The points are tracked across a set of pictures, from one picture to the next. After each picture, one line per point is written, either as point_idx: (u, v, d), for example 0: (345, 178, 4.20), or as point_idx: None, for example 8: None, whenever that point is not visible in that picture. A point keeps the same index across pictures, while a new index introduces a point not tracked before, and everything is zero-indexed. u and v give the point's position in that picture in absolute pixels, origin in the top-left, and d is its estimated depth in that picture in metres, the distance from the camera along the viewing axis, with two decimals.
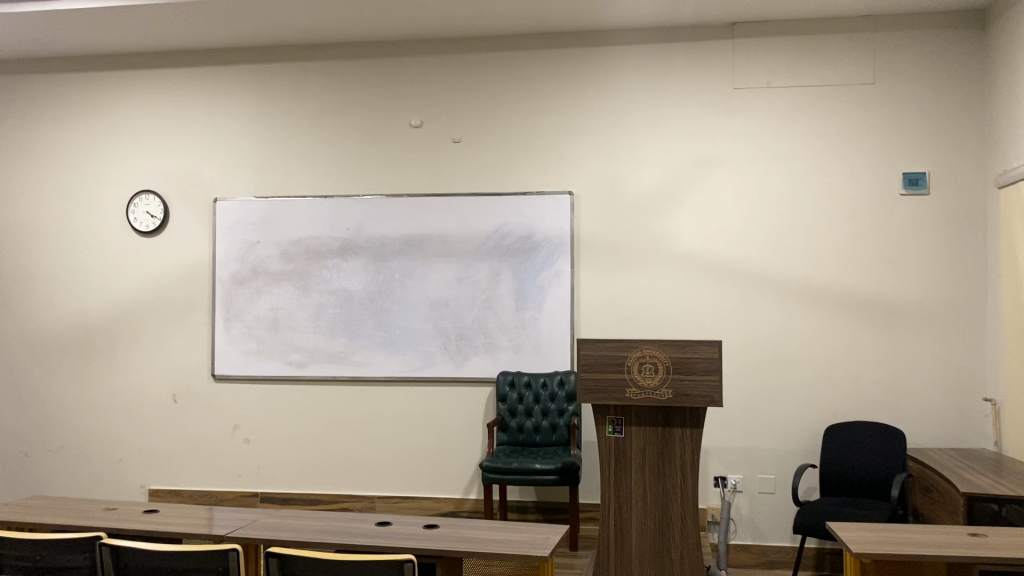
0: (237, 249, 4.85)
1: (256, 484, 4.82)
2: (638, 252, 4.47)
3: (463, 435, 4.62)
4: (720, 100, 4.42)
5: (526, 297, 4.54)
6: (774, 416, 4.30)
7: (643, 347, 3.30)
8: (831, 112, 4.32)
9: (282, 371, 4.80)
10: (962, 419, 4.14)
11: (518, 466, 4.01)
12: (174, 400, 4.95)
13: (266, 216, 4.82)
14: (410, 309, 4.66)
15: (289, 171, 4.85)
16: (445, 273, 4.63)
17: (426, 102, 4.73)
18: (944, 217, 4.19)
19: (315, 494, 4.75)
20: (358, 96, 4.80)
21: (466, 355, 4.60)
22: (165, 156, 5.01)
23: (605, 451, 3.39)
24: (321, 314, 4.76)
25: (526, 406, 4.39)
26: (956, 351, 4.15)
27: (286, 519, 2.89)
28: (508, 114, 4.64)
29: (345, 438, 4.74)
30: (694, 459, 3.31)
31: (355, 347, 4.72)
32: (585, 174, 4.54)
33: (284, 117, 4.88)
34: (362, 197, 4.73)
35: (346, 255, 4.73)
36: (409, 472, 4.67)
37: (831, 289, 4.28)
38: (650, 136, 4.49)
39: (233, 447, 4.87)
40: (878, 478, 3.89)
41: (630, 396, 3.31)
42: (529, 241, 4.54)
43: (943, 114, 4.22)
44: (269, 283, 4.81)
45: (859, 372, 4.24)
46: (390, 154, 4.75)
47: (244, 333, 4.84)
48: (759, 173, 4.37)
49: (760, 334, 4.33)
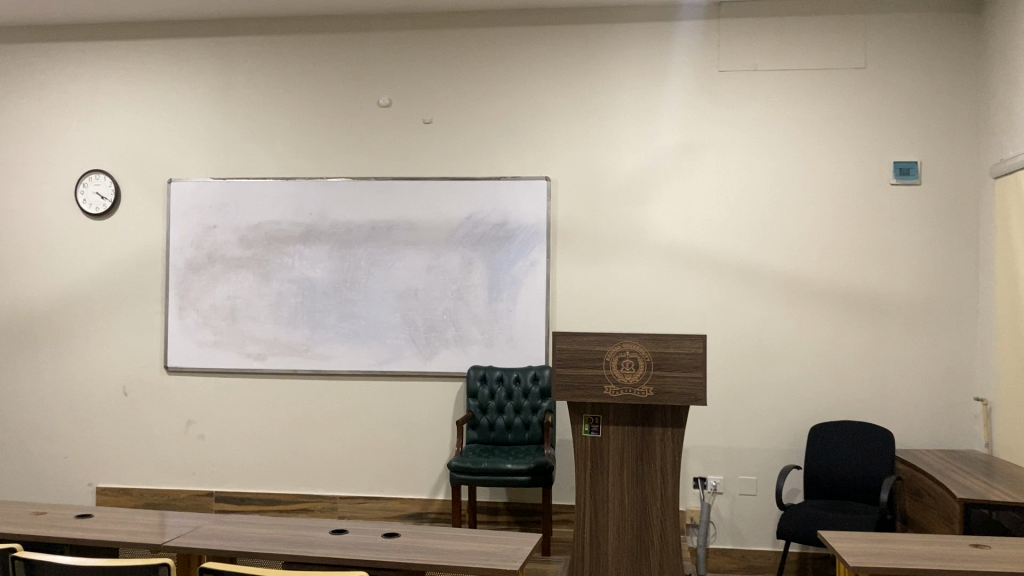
0: (193, 233, 4.57)
1: (211, 483, 4.55)
2: (616, 242, 4.26)
3: (431, 432, 4.38)
4: (705, 83, 4.21)
5: (498, 288, 4.31)
6: (756, 414, 4.12)
7: (623, 341, 3.08)
8: (819, 97, 4.13)
9: (240, 363, 4.53)
10: (951, 418, 3.97)
11: (488, 465, 3.78)
12: (124, 393, 4.66)
13: (223, 199, 4.54)
14: (376, 299, 4.41)
15: (249, 151, 4.58)
16: (413, 261, 4.38)
17: (396, 80, 4.47)
18: (935, 208, 4.02)
19: (274, 494, 4.49)
20: (323, 73, 4.53)
21: (435, 349, 4.36)
22: (117, 134, 4.71)
23: (581, 451, 3.18)
24: (281, 304, 4.49)
25: (498, 403, 4.16)
26: (947, 348, 3.99)
27: (233, 525, 2.63)
28: (482, 94, 4.40)
29: (306, 435, 4.48)
30: (675, 460, 3.10)
31: (317, 339, 4.46)
32: (562, 159, 4.31)
33: (245, 93, 4.60)
34: (326, 179, 4.46)
35: (309, 241, 4.46)
36: (374, 471, 4.42)
37: (818, 283, 4.10)
38: (631, 120, 4.27)
39: (186, 444, 4.59)
40: (866, 480, 3.71)
41: (608, 394, 3.09)
42: (503, 229, 4.30)
43: (936, 101, 4.04)
44: (226, 270, 4.54)
45: (846, 369, 4.06)
46: (357, 135, 4.49)
47: (199, 323, 4.56)
48: (744, 161, 4.17)
49: (744, 329, 4.14)
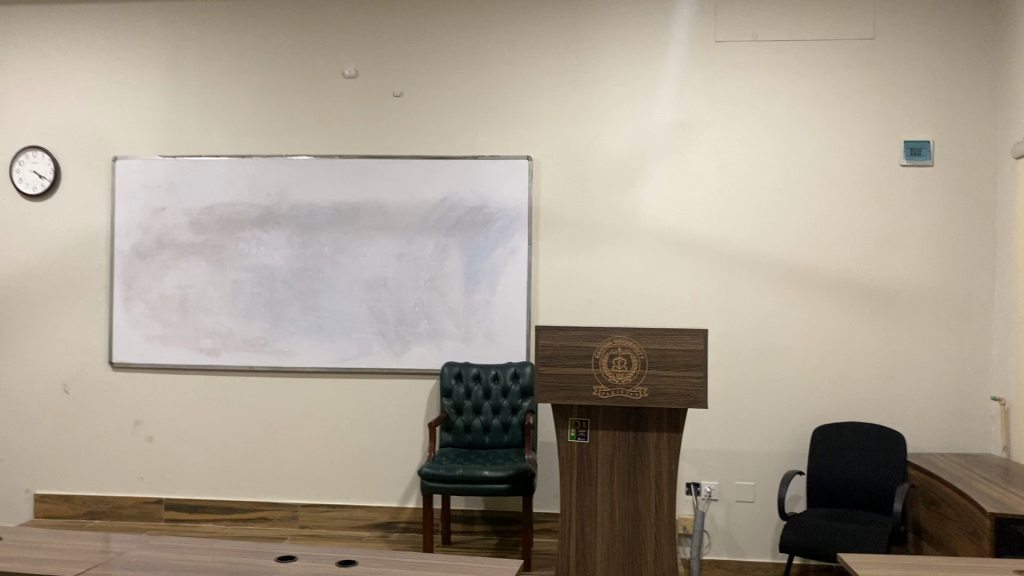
0: (140, 216, 4.16)
1: (161, 490, 4.16)
2: (603, 228, 3.91)
3: (402, 434, 4.02)
4: (700, 55, 3.87)
5: (475, 278, 3.95)
6: (755, 415, 3.80)
7: (614, 336, 2.73)
8: (823, 71, 3.80)
9: (192, 359, 4.14)
10: (965, 419, 3.67)
11: (464, 473, 3.42)
12: (64, 391, 4.25)
13: (174, 178, 4.14)
14: (341, 290, 4.03)
15: (203, 125, 4.18)
16: (383, 248, 4.00)
17: (363, 49, 4.08)
18: (948, 191, 3.71)
19: (230, 501, 4.11)
20: (283, 40, 4.13)
21: (406, 344, 3.99)
22: (57, 106, 4.28)
23: (566, 459, 2.84)
24: (237, 294, 4.10)
25: (474, 402, 3.80)
26: (960, 344, 3.69)
27: (163, 551, 2.26)
28: (458, 65, 4.02)
29: (265, 438, 4.11)
30: (671, 470, 2.77)
31: (276, 333, 4.07)
32: (545, 136, 3.95)
33: (199, 62, 4.19)
34: (287, 157, 4.07)
35: (267, 225, 4.08)
36: (338, 476, 4.06)
37: (821, 272, 3.78)
38: (620, 95, 3.92)
39: (134, 446, 4.19)
40: (876, 488, 3.40)
41: (597, 396, 2.74)
42: (481, 213, 3.95)
43: (950, 76, 3.73)
44: (177, 257, 4.14)
45: (852, 366, 3.75)
46: (320, 110, 4.10)
47: (147, 315, 4.16)
48: (744, 140, 3.83)
49: (742, 322, 3.81)
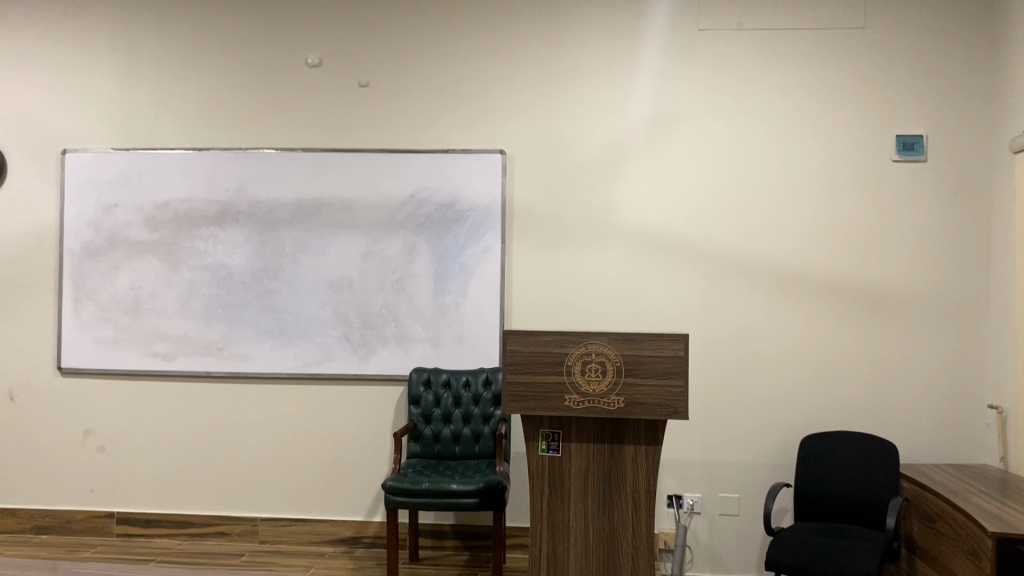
0: (91, 213, 3.92)
1: (113, 503, 3.92)
2: (581, 226, 3.71)
3: (368, 443, 3.80)
4: (683, 44, 3.67)
5: (445, 279, 3.74)
6: (739, 423, 3.60)
7: (589, 341, 2.52)
8: (811, 62, 3.61)
9: (146, 365, 3.90)
10: (959, 428, 3.49)
11: (430, 486, 3.20)
12: (10, 398, 3.99)
13: (127, 172, 3.90)
14: (303, 292, 3.80)
15: (158, 117, 3.94)
16: (347, 247, 3.78)
17: (326, 36, 3.86)
18: (943, 188, 3.53)
19: (186, 515, 3.88)
20: (242, 27, 3.91)
21: (372, 348, 3.77)
22: (2, 95, 4.01)
23: (537, 473, 2.63)
24: (192, 295, 3.87)
25: (443, 410, 3.59)
26: (955, 348, 3.51)
27: None
28: (428, 53, 3.81)
29: (223, 448, 3.87)
30: (649, 485, 2.57)
31: (234, 336, 3.84)
32: (519, 129, 3.75)
33: (153, 50, 3.95)
34: (246, 150, 3.85)
35: (225, 222, 3.85)
36: (300, 489, 3.83)
37: (809, 273, 3.59)
38: (599, 85, 3.71)
39: (84, 457, 3.95)
40: (868, 501, 3.21)
41: (570, 406, 2.53)
42: (451, 210, 3.73)
43: (944, 67, 3.54)
44: (130, 257, 3.90)
45: (841, 372, 3.56)
46: (282, 101, 3.87)
47: (98, 317, 3.92)
48: (728, 133, 3.64)
49: (726, 326, 3.62)
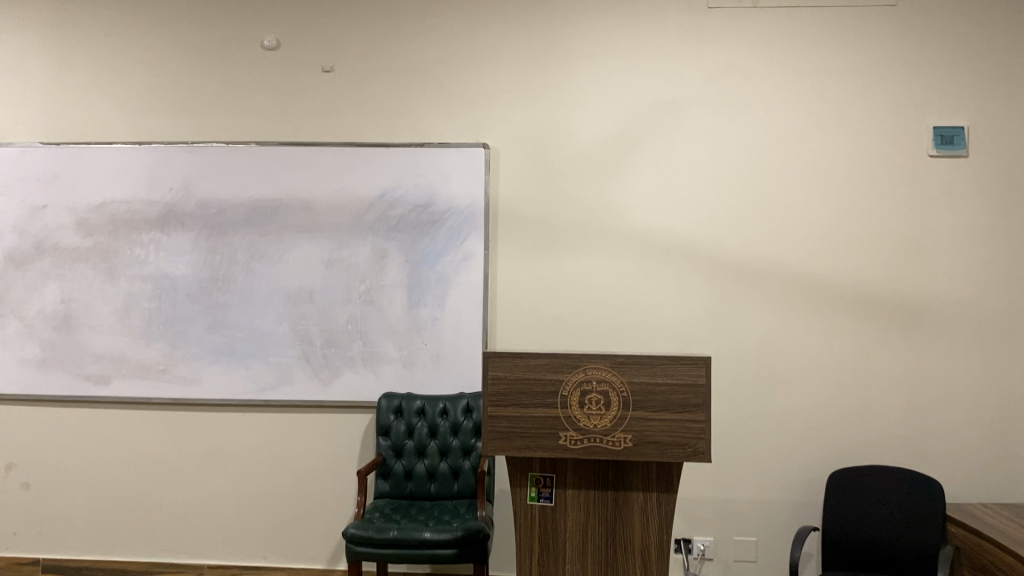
0: (15, 215, 3.42)
1: (39, 548, 3.40)
2: (576, 230, 3.25)
3: (330, 480, 3.32)
4: (690, 23, 3.24)
5: (420, 290, 3.27)
6: (756, 456, 3.14)
7: (588, 366, 2.06)
8: (835, 44, 3.19)
9: (77, 389, 3.40)
10: (1007, 461, 3.05)
11: (399, 535, 2.72)
12: None
13: (57, 168, 3.41)
14: (257, 305, 3.32)
15: (93, 106, 3.46)
16: (308, 253, 3.31)
17: (285, 15, 3.41)
18: (986, 188, 3.10)
19: (122, 561, 3.37)
20: (190, 5, 3.44)
21: (335, 370, 3.29)
22: None
23: (525, 528, 2.15)
24: (131, 309, 3.38)
25: (417, 442, 3.11)
26: (1001, 369, 3.07)
27: None
28: (400, 34, 3.36)
29: (165, 484, 3.38)
30: (661, 542, 2.11)
31: (178, 356, 3.35)
32: (505, 120, 3.30)
33: (89, 30, 3.48)
34: (193, 143, 3.37)
35: (169, 226, 3.37)
36: (253, 532, 3.34)
37: (836, 283, 3.15)
38: (595, 71, 3.27)
39: (5, 496, 3.43)
40: (910, 549, 2.76)
41: (566, 445, 2.06)
42: (427, 212, 3.27)
43: (985, 50, 3.13)
44: (59, 266, 3.40)
45: (873, 398, 3.11)
46: (234, 88, 3.41)
47: (22, 335, 3.42)
48: (742, 125, 3.20)
49: (741, 343, 3.17)
